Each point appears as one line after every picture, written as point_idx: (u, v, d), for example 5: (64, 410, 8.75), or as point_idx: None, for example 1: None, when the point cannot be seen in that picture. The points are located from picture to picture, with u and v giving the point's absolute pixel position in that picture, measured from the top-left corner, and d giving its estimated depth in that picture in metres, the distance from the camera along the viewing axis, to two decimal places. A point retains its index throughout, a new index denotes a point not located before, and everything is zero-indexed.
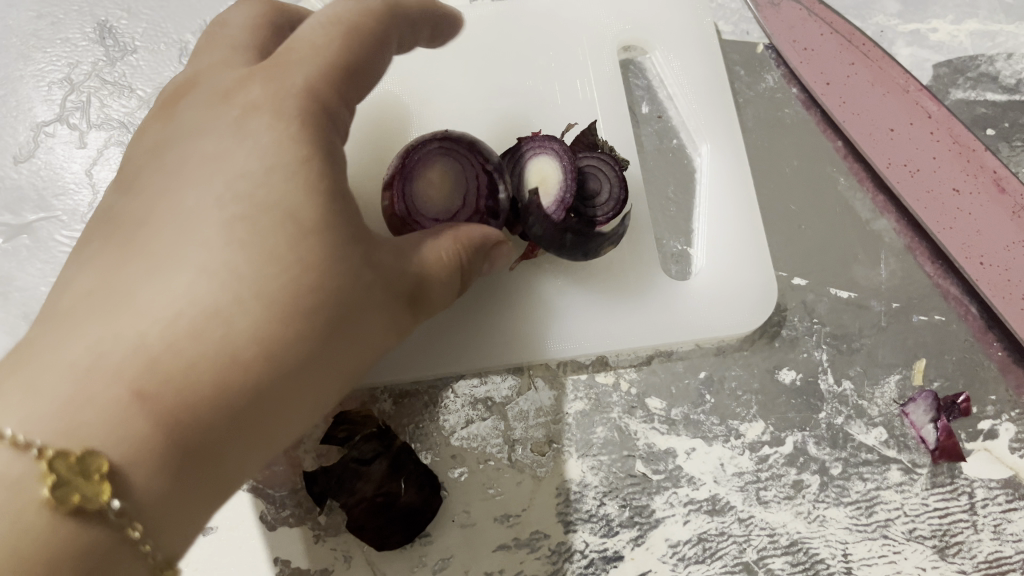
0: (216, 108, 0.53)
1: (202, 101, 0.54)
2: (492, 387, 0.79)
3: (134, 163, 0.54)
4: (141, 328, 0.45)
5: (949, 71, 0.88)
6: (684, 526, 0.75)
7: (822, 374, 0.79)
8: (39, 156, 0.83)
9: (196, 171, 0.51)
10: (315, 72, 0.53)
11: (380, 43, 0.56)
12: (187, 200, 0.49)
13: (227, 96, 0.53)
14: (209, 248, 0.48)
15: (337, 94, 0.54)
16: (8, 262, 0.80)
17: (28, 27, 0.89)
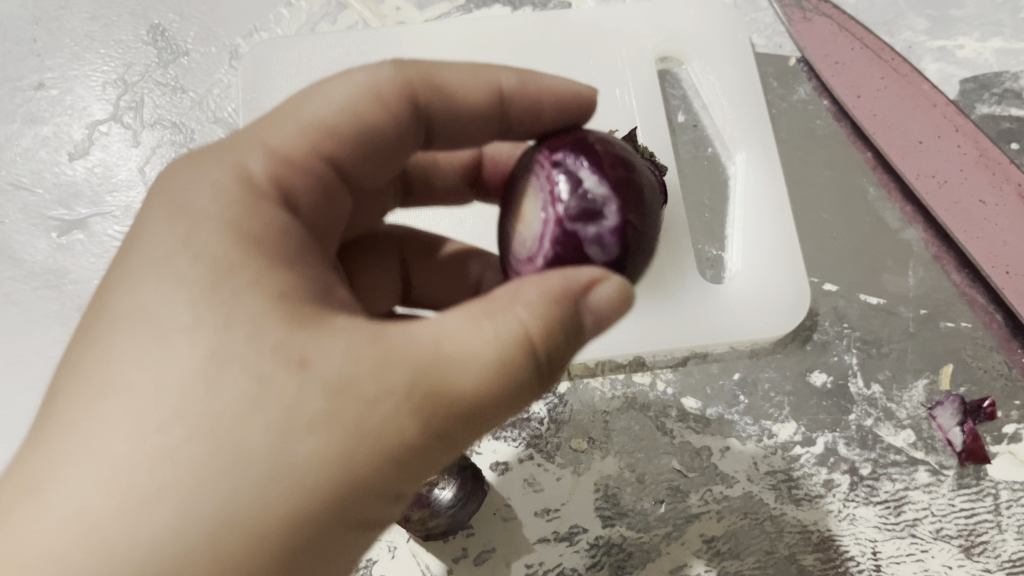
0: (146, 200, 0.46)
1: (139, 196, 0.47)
2: None
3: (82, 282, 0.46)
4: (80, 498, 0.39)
5: (975, 87, 0.90)
6: (718, 523, 0.77)
7: (852, 377, 0.82)
8: (94, 153, 0.86)
9: (126, 285, 0.43)
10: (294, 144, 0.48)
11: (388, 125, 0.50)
12: (117, 327, 0.42)
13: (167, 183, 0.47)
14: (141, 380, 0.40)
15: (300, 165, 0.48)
16: (62, 255, 0.83)
17: (83, 29, 0.92)
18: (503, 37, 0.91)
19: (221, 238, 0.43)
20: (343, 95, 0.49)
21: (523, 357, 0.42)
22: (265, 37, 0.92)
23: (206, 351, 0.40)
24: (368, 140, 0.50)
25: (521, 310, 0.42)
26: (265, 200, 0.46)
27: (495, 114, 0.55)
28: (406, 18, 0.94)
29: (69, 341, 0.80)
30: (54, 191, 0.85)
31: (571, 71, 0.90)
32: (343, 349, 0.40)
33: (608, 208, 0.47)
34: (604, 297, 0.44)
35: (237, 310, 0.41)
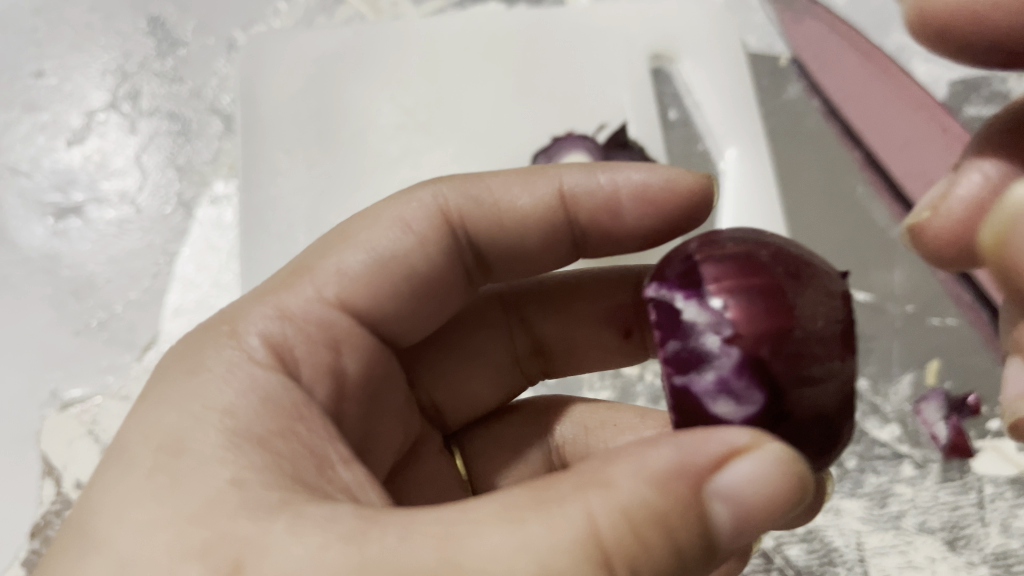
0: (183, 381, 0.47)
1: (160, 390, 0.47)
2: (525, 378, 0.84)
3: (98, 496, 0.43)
4: None
5: (962, 89, 0.92)
6: None
7: None
8: (92, 140, 0.87)
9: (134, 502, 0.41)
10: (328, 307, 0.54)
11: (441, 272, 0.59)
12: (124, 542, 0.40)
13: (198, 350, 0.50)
14: None
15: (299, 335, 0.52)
16: (58, 239, 0.84)
17: (82, 20, 0.93)
18: (498, 32, 0.92)
19: (211, 436, 0.43)
20: (380, 237, 0.57)
21: (557, 571, 0.34)
22: (262, 29, 0.93)
23: (159, 564, 0.38)
24: (408, 272, 0.57)
25: (564, 513, 0.35)
26: (255, 369, 0.48)
27: (558, 227, 0.61)
28: (403, 14, 0.95)
29: (61, 324, 0.80)
30: (50, 176, 0.86)
31: (565, 67, 0.91)
32: (298, 552, 0.36)
33: (732, 347, 0.42)
34: (739, 478, 0.36)
35: (198, 508, 0.39)
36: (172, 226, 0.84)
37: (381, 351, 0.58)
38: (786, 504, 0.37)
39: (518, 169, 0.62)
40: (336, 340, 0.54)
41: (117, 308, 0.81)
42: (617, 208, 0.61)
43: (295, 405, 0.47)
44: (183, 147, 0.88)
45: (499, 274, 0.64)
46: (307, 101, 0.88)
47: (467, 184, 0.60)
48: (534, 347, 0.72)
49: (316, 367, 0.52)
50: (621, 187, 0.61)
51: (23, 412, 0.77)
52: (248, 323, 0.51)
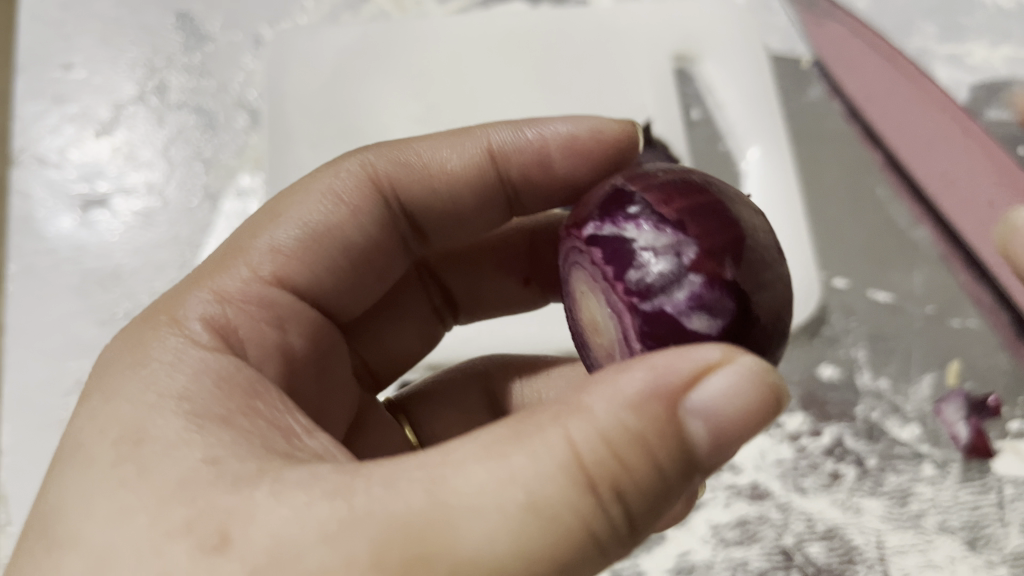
0: (132, 373, 0.46)
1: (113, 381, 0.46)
2: None
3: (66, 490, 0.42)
4: None
5: (983, 93, 0.92)
6: (725, 510, 0.77)
7: (859, 370, 0.82)
8: (120, 133, 0.89)
9: (106, 491, 0.40)
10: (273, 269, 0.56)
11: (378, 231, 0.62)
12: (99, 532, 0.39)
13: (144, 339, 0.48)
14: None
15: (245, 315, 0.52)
16: (85, 228, 0.85)
17: (110, 14, 0.95)
18: (521, 30, 0.93)
19: (172, 421, 0.42)
20: (309, 211, 0.59)
21: (548, 500, 0.35)
22: (288, 26, 0.94)
23: (135, 552, 0.37)
24: (344, 245, 0.59)
25: (543, 444, 0.36)
26: (197, 352, 0.47)
27: (488, 181, 0.64)
28: (427, 12, 0.96)
29: (86, 314, 0.81)
30: (78, 166, 0.87)
31: (588, 65, 0.92)
32: (284, 514, 0.36)
33: (696, 264, 0.44)
34: (714, 395, 0.37)
35: (169, 494, 0.39)
36: (196, 217, 0.85)
37: (325, 327, 0.60)
38: (762, 416, 0.38)
39: (438, 135, 0.66)
40: (280, 318, 0.55)
41: (141, 297, 0.81)
42: (547, 158, 0.64)
43: (247, 381, 0.46)
44: (208, 140, 0.89)
45: (434, 238, 0.68)
46: (331, 96, 0.89)
47: (390, 153, 0.64)
48: (445, 301, 0.76)
49: (261, 348, 0.52)
50: (549, 139, 0.64)
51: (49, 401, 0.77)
52: (186, 309, 0.51)
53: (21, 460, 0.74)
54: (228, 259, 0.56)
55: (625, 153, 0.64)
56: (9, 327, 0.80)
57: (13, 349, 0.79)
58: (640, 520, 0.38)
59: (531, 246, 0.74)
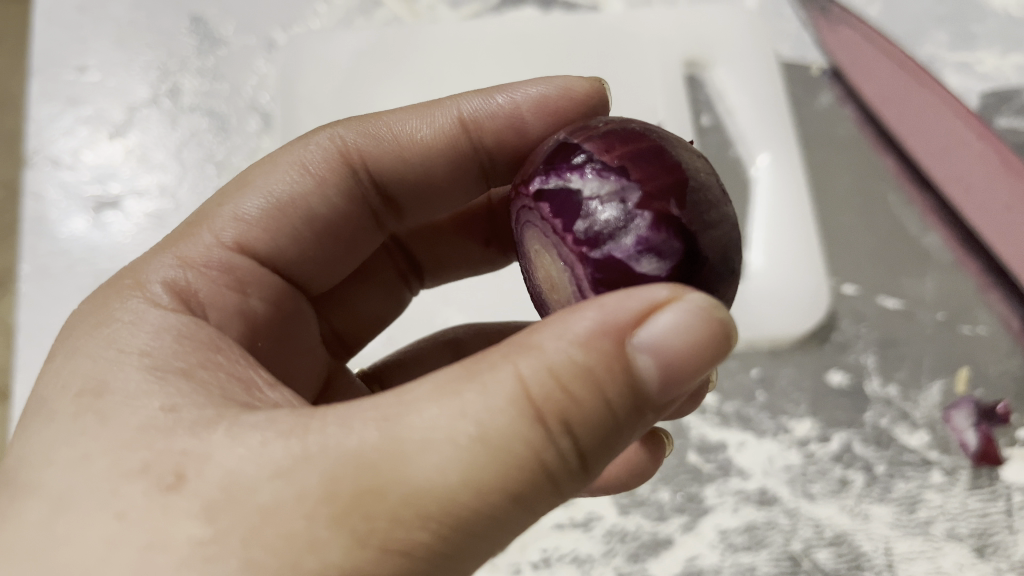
0: (96, 331, 0.47)
1: (79, 338, 0.47)
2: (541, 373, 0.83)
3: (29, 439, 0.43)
4: None
5: (994, 100, 0.92)
6: (733, 515, 0.77)
7: (869, 377, 0.82)
8: (134, 134, 0.90)
9: (70, 440, 0.41)
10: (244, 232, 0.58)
11: (345, 202, 0.63)
12: (62, 476, 0.40)
13: (109, 302, 0.49)
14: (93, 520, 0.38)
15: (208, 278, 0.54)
16: (98, 228, 0.85)
17: (126, 17, 0.95)
18: (532, 35, 0.94)
19: (133, 374, 0.43)
20: (276, 182, 0.60)
21: (495, 431, 0.36)
22: (301, 31, 0.95)
23: (93, 494, 0.39)
24: (308, 215, 0.61)
25: (493, 381, 0.37)
26: (158, 312, 0.48)
27: (459, 150, 0.65)
28: (440, 17, 0.97)
29: None
30: (92, 167, 0.88)
31: (599, 71, 0.92)
32: (242, 454, 0.38)
33: (641, 207, 0.44)
34: (659, 329, 0.37)
35: (128, 439, 0.40)
36: None
37: (289, 292, 0.61)
38: (710, 355, 0.39)
39: (407, 106, 0.66)
40: (243, 282, 0.56)
41: None
42: (522, 123, 0.63)
43: (209, 338, 0.47)
44: (221, 141, 0.89)
45: (408, 212, 0.68)
46: (343, 100, 0.89)
47: (361, 125, 0.64)
48: (411, 266, 0.78)
49: (224, 312, 0.53)
50: (521, 102, 0.63)
51: None
52: (152, 273, 0.52)
53: None
54: (196, 226, 0.57)
55: (596, 110, 0.63)
56: (21, 326, 0.81)
57: (24, 348, 0.80)
58: (589, 456, 0.39)
59: (491, 213, 0.76)
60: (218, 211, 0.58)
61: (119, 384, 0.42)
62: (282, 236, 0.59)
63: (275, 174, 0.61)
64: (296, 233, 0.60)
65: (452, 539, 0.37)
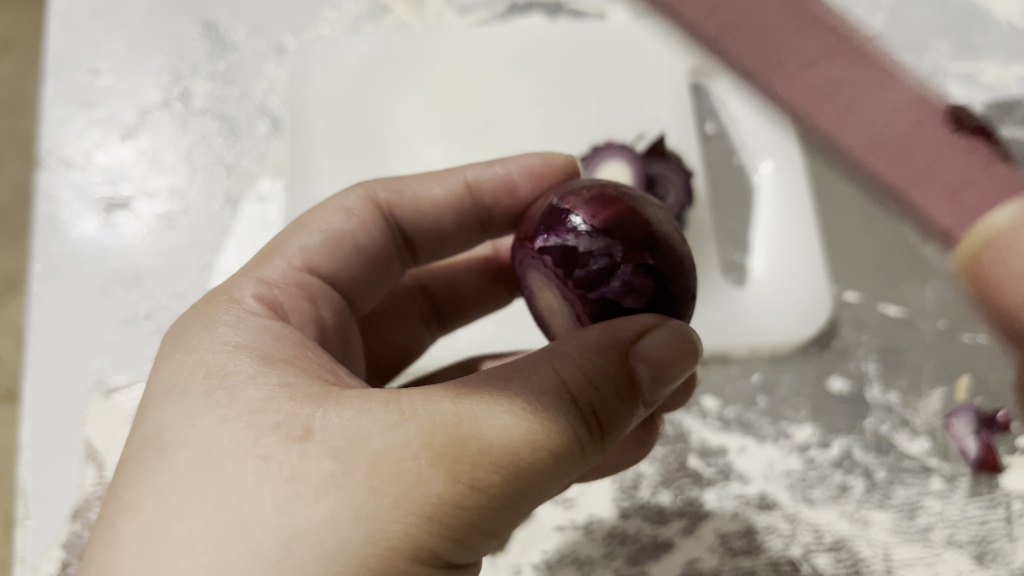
0: (203, 326, 0.51)
1: (189, 329, 0.52)
2: None
3: (153, 417, 0.46)
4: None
5: (997, 110, 0.92)
6: (733, 518, 0.77)
7: (869, 384, 0.83)
8: (145, 136, 0.91)
9: (199, 407, 0.45)
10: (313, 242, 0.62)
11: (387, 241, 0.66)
12: (193, 433, 0.44)
13: (210, 303, 0.54)
14: (230, 470, 0.41)
15: (296, 286, 0.59)
16: (108, 229, 0.86)
17: (139, 23, 0.97)
18: (538, 43, 0.95)
19: (247, 359, 0.48)
20: (329, 221, 0.63)
21: (546, 402, 0.42)
22: (310, 37, 0.96)
23: (230, 446, 0.42)
24: (357, 248, 0.64)
25: (538, 371, 0.43)
26: (255, 316, 0.52)
27: (466, 207, 0.68)
28: (448, 24, 0.98)
29: (109, 313, 0.83)
30: (104, 169, 0.89)
31: (605, 78, 0.93)
32: (354, 418, 0.42)
33: (627, 259, 0.46)
34: (653, 343, 0.44)
35: (265, 406, 0.44)
36: (216, 221, 0.87)
37: (350, 316, 0.65)
38: (691, 356, 0.46)
39: (419, 174, 0.69)
40: (313, 294, 0.59)
41: (163, 299, 0.83)
42: (514, 186, 0.67)
43: (301, 341, 0.51)
44: (230, 146, 0.91)
45: (428, 259, 0.71)
46: (352, 105, 0.91)
47: (395, 181, 0.67)
48: (433, 310, 0.78)
49: (303, 320, 0.57)
50: (513, 169, 0.67)
51: (69, 398, 0.79)
52: (240, 289, 0.56)
53: (41, 455, 0.76)
54: (264, 253, 0.61)
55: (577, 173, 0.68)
56: (32, 325, 0.82)
57: (34, 347, 0.81)
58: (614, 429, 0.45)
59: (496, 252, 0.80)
60: (285, 237, 0.62)
61: (236, 363, 0.47)
62: (348, 262, 0.63)
63: (327, 208, 0.64)
64: (354, 263, 0.64)
65: (516, 486, 0.41)
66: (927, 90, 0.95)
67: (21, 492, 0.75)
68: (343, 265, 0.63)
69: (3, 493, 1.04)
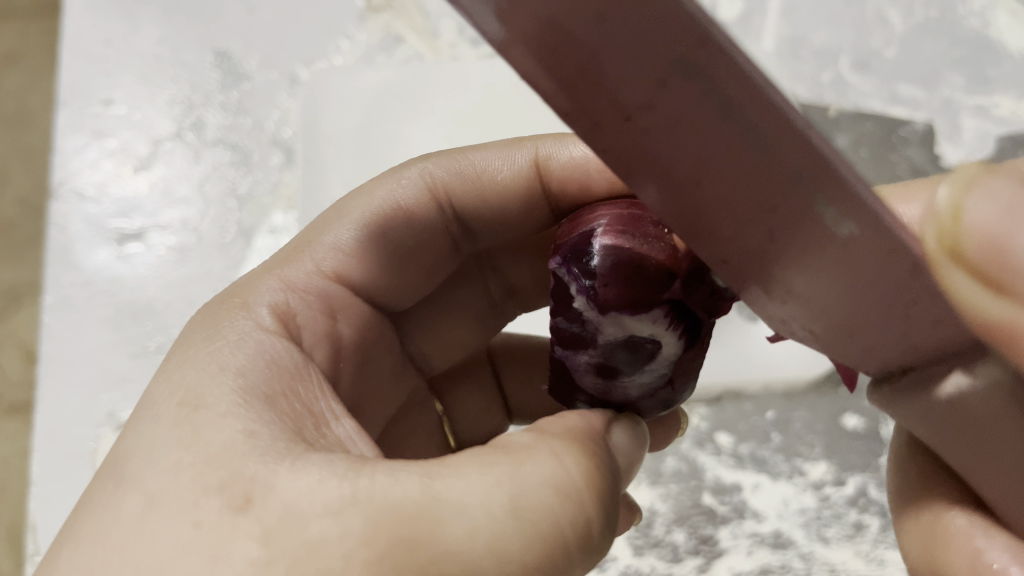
0: (216, 309, 0.53)
1: (240, 283, 0.57)
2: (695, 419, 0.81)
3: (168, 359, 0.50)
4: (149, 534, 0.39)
5: (1010, 144, 0.92)
6: (747, 557, 0.74)
7: (885, 421, 0.79)
8: (158, 167, 0.91)
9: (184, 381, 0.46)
10: (369, 284, 0.60)
11: (429, 232, 0.62)
12: (163, 439, 0.43)
13: (271, 272, 0.57)
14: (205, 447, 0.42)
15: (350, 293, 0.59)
16: (121, 264, 0.87)
17: (150, 51, 0.97)
18: None
19: (256, 348, 0.49)
20: (373, 210, 0.60)
21: (529, 505, 0.39)
22: (322, 66, 0.96)
23: (180, 495, 0.40)
24: (398, 247, 0.61)
25: (534, 459, 0.40)
26: (266, 340, 0.50)
27: (533, 189, 0.62)
28: (461, 54, 0.97)
29: (119, 346, 0.83)
30: (113, 202, 0.90)
31: None
32: (305, 486, 0.39)
33: (610, 273, 0.47)
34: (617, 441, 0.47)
35: (216, 457, 0.41)
36: (230, 253, 0.87)
37: (381, 324, 0.62)
38: (637, 445, 0.48)
39: (499, 143, 0.65)
40: (333, 309, 0.57)
41: (174, 332, 0.83)
42: (586, 182, 0.58)
43: (290, 368, 0.49)
44: (241, 175, 0.91)
45: (485, 240, 0.66)
46: (363, 136, 0.91)
47: (448, 159, 0.64)
48: (506, 291, 0.72)
49: (315, 335, 0.54)
50: (591, 157, 0.59)
51: (80, 429, 0.79)
52: (258, 295, 0.54)
53: (51, 489, 0.77)
54: (287, 249, 0.60)
55: None
56: (43, 358, 0.82)
57: (44, 380, 0.82)
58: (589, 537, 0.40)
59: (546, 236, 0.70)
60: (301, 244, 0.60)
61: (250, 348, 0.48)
62: (393, 292, 0.62)
63: (362, 198, 0.61)
64: (396, 284, 0.61)
65: None
66: (940, 123, 0.94)
67: (31, 528, 0.75)
68: (391, 296, 0.62)
69: (9, 511, 1.04)
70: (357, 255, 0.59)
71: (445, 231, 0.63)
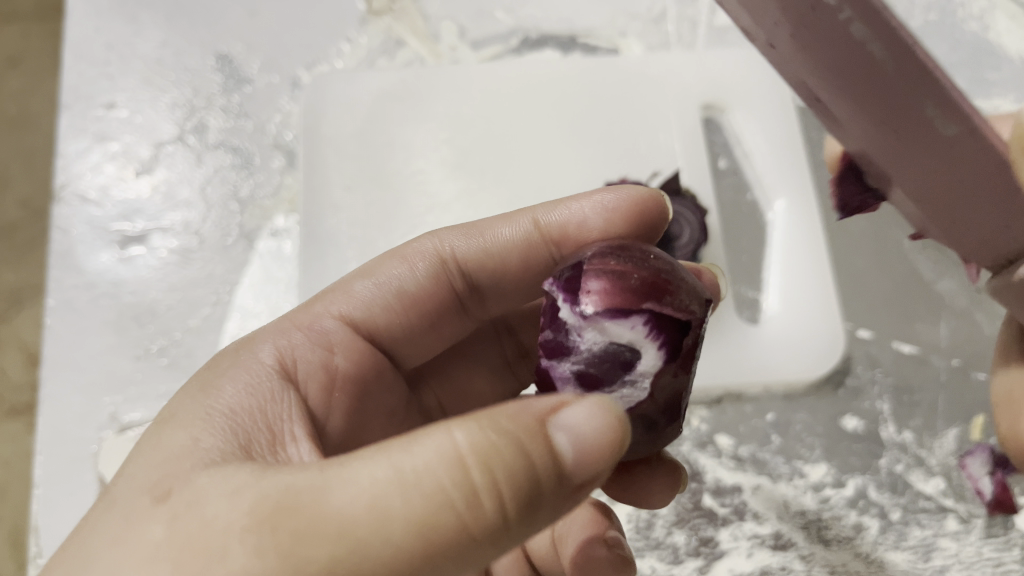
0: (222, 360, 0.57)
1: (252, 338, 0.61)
2: (695, 421, 0.81)
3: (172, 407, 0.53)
4: (94, 533, 0.41)
5: None
6: (747, 559, 0.75)
7: (884, 423, 0.80)
8: (160, 170, 0.92)
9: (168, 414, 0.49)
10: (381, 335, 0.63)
11: (433, 283, 0.64)
12: (130, 461, 0.45)
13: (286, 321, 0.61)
14: (160, 458, 0.43)
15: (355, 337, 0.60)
16: (123, 267, 0.87)
17: (153, 55, 0.98)
18: (552, 78, 0.95)
19: (241, 383, 0.50)
20: (389, 271, 0.64)
21: (415, 470, 0.36)
22: (324, 70, 0.97)
23: (122, 500, 0.41)
24: (402, 295, 0.63)
25: (430, 436, 0.37)
26: (262, 372, 0.52)
27: (535, 248, 0.64)
28: (461, 58, 0.98)
29: (121, 348, 0.83)
30: (116, 205, 0.90)
31: (618, 113, 0.93)
32: (219, 479, 0.39)
33: (595, 283, 0.47)
34: (574, 418, 0.38)
35: (163, 461, 0.43)
36: (231, 256, 0.87)
37: (391, 371, 0.64)
38: (615, 451, 0.39)
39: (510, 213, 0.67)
40: (331, 342, 0.58)
41: (176, 334, 0.83)
42: (581, 219, 0.62)
43: (270, 393, 0.50)
44: (243, 179, 0.91)
45: (491, 301, 0.68)
46: (365, 140, 0.91)
47: (461, 228, 0.66)
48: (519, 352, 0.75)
49: (311, 366, 0.55)
50: (586, 206, 0.63)
51: (80, 432, 0.79)
52: (268, 334, 0.57)
53: (52, 491, 0.77)
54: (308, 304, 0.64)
55: (660, 217, 0.63)
56: (45, 360, 0.83)
57: (46, 382, 0.82)
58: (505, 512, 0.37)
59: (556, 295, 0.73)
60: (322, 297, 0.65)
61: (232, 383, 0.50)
62: (397, 339, 0.64)
63: (385, 257, 0.66)
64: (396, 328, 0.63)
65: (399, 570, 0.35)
66: None
67: (33, 530, 0.76)
68: (392, 344, 0.64)
69: (10, 511, 1.04)
70: (365, 304, 0.62)
71: (450, 283, 0.65)
